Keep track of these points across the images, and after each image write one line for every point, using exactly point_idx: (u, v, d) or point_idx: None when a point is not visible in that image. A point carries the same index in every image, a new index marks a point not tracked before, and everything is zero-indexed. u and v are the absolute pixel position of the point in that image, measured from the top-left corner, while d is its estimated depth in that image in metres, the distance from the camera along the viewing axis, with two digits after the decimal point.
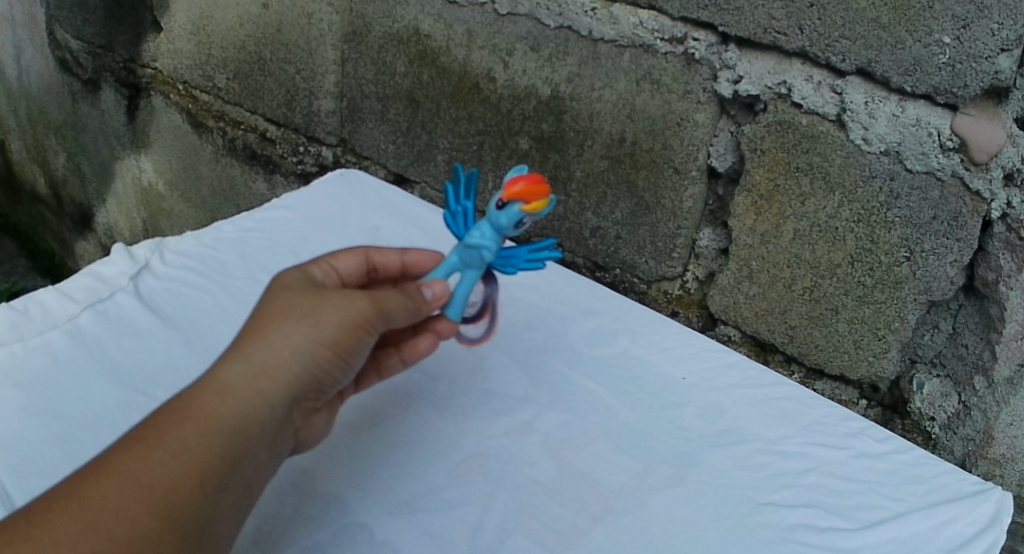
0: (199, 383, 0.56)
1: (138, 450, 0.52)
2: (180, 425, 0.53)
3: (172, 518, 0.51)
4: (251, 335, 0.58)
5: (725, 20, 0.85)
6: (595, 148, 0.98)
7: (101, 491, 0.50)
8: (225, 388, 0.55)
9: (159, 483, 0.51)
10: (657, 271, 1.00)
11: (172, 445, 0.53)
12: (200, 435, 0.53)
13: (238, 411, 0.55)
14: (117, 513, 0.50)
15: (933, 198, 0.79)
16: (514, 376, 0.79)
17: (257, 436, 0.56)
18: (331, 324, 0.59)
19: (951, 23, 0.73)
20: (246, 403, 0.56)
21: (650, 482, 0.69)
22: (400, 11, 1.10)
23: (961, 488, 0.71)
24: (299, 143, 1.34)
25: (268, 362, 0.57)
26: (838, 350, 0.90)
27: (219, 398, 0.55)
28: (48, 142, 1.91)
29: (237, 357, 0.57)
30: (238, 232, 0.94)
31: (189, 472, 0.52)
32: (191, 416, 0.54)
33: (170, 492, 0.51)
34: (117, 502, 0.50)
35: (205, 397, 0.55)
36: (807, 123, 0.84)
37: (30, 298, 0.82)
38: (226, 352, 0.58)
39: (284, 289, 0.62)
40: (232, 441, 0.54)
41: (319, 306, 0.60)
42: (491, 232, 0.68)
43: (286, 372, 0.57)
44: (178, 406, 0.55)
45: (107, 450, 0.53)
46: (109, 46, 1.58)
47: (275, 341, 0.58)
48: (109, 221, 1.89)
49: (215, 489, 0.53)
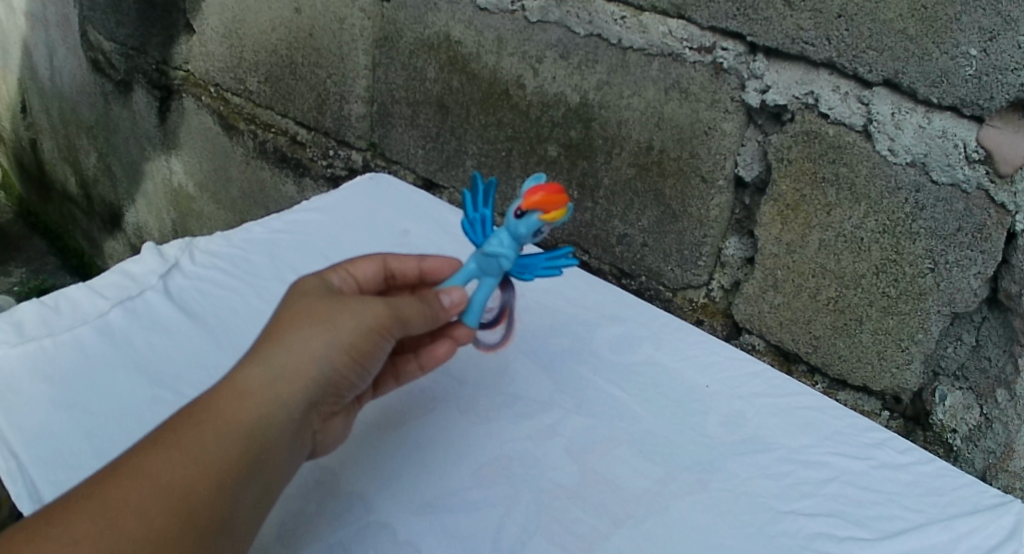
0: (218, 386, 0.57)
1: (158, 453, 0.54)
2: (199, 427, 0.55)
3: (191, 518, 0.53)
4: (270, 339, 0.60)
5: (753, 30, 0.86)
6: (623, 156, 0.99)
7: (121, 493, 0.52)
8: (244, 391, 0.57)
9: (178, 484, 0.53)
10: (683, 279, 1.00)
11: (191, 448, 0.54)
12: (218, 437, 0.55)
13: (256, 414, 0.57)
14: (137, 513, 0.52)
15: (958, 210, 0.78)
16: (537, 380, 0.80)
17: (275, 439, 0.57)
18: (347, 329, 0.60)
19: (978, 35, 0.73)
20: (264, 406, 0.57)
21: (672, 488, 0.70)
22: (431, 18, 1.12)
23: (981, 500, 0.70)
24: (330, 146, 1.36)
25: (286, 365, 0.58)
26: (862, 361, 0.90)
27: (237, 401, 0.56)
28: (81, 142, 1.96)
29: (255, 361, 0.58)
30: (267, 233, 0.96)
31: (207, 474, 0.54)
32: (210, 418, 0.56)
33: (190, 493, 0.53)
34: (136, 503, 0.52)
35: (224, 400, 0.56)
36: (834, 134, 0.84)
37: (61, 294, 0.85)
38: (245, 356, 0.59)
39: (302, 294, 0.63)
40: (250, 443, 0.56)
41: (337, 311, 0.61)
42: (509, 240, 0.69)
43: (303, 376, 0.59)
44: (198, 410, 0.56)
45: (128, 452, 0.55)
46: (141, 48, 1.61)
47: (293, 346, 0.59)
48: (139, 221, 1.92)
49: (233, 491, 0.55)
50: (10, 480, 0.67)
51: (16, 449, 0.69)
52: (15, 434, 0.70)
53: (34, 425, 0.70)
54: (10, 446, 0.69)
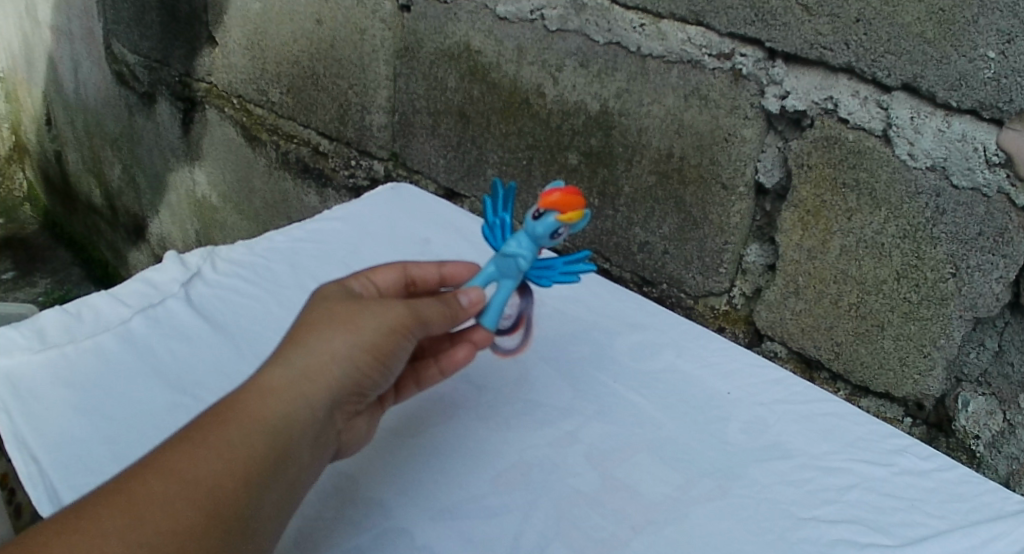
0: (243, 387, 0.58)
1: (184, 449, 0.54)
2: (225, 425, 0.56)
3: (217, 513, 0.53)
4: (293, 341, 0.61)
5: (772, 36, 0.86)
6: (643, 163, 0.99)
7: (147, 488, 0.52)
8: (269, 391, 0.58)
9: (205, 479, 0.53)
10: (704, 286, 1.00)
11: (216, 445, 0.55)
12: (243, 434, 0.56)
13: (280, 413, 0.57)
14: (163, 507, 0.52)
15: (978, 214, 0.78)
16: (557, 387, 0.80)
17: (299, 437, 0.58)
18: (369, 329, 0.61)
19: (996, 38, 0.72)
20: (288, 405, 0.58)
21: (692, 494, 0.70)
22: (451, 28, 1.13)
23: (1005, 507, 0.69)
24: (351, 157, 1.37)
25: (309, 365, 0.59)
26: (883, 368, 0.89)
27: (261, 400, 0.57)
28: (105, 153, 1.99)
29: (280, 363, 0.59)
30: (289, 242, 0.97)
31: (232, 469, 0.54)
32: (235, 416, 0.56)
33: (215, 488, 0.53)
34: (161, 498, 0.52)
35: (249, 400, 0.57)
36: (854, 139, 0.83)
37: (83, 302, 0.86)
38: (268, 359, 0.61)
39: (323, 299, 0.65)
40: (274, 441, 0.56)
41: (357, 312, 0.62)
42: (527, 242, 0.70)
43: (327, 376, 0.59)
44: (223, 409, 0.57)
45: (154, 450, 0.55)
46: (165, 60, 1.64)
47: (316, 346, 0.60)
48: (163, 231, 1.95)
49: (258, 488, 0.55)
50: (30, 485, 0.68)
51: (37, 454, 0.70)
52: (37, 439, 0.71)
53: (56, 430, 0.72)
54: (31, 451, 0.70)
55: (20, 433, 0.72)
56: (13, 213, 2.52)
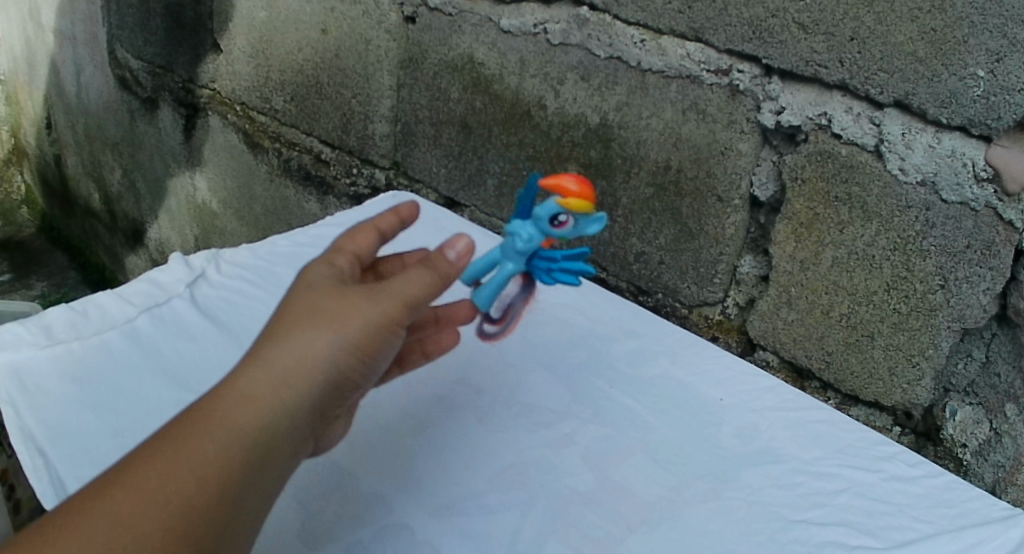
0: (223, 387, 0.58)
1: (160, 459, 0.55)
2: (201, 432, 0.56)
3: (193, 526, 0.54)
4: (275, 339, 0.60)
5: (769, 53, 0.88)
6: (641, 175, 1.01)
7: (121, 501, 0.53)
8: (249, 394, 0.58)
9: (181, 492, 0.54)
10: (700, 296, 1.02)
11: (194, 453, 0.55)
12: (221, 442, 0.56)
13: (260, 418, 0.57)
14: (136, 525, 0.53)
15: (967, 227, 0.80)
16: (556, 391, 0.82)
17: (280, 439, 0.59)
18: (354, 327, 0.60)
19: (985, 57, 0.75)
20: (268, 409, 0.58)
21: (686, 496, 0.71)
22: (456, 40, 1.15)
23: (990, 512, 0.72)
24: (353, 165, 1.39)
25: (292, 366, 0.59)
26: (873, 377, 0.91)
27: (241, 405, 0.57)
28: (106, 158, 2.01)
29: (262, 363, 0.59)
30: (292, 247, 0.99)
31: (210, 479, 0.55)
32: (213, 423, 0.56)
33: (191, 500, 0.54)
34: (136, 514, 0.53)
35: (228, 403, 0.57)
36: (847, 154, 0.86)
37: (90, 300, 0.87)
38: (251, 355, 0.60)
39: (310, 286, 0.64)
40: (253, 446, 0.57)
41: (344, 308, 0.62)
42: (533, 228, 0.74)
43: (310, 376, 0.60)
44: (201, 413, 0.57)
45: (130, 456, 0.56)
46: (168, 67, 1.66)
47: (298, 345, 0.60)
48: (161, 236, 1.96)
49: (237, 496, 0.56)
50: (36, 478, 0.70)
51: (43, 447, 0.71)
52: (43, 432, 0.72)
53: (61, 423, 0.73)
54: (37, 443, 0.72)
55: (26, 426, 0.73)
56: (10, 216, 2.54)
